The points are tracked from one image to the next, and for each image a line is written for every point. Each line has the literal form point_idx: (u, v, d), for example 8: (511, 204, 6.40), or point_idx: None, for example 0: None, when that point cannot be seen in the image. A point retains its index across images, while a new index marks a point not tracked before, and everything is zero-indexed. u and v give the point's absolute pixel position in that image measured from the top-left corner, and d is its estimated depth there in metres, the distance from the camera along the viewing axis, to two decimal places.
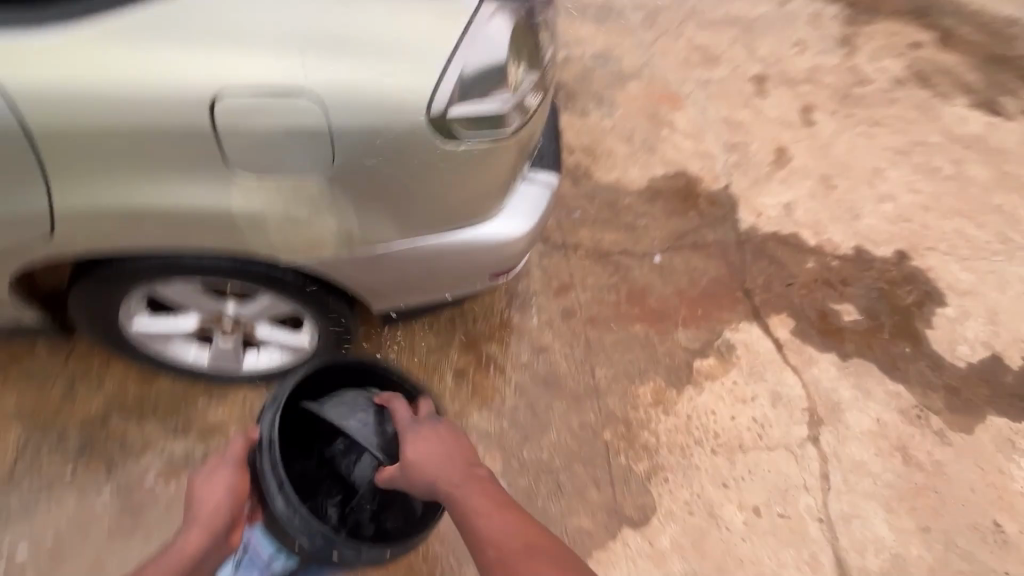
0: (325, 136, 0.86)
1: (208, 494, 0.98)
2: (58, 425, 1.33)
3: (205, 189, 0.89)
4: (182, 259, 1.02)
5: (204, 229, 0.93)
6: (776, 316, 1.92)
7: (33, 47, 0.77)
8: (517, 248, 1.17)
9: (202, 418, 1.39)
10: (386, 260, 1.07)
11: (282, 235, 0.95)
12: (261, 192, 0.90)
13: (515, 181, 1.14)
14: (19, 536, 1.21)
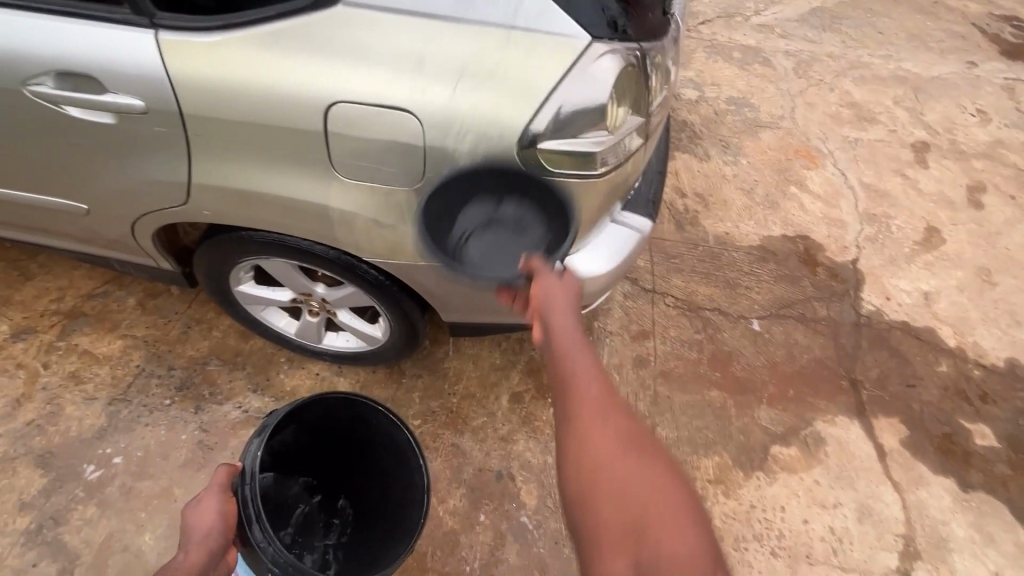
0: (419, 153, 0.91)
1: (199, 522, 0.93)
2: (169, 358, 1.54)
3: (310, 184, 0.98)
4: (284, 241, 1.13)
5: (304, 218, 1.03)
6: (886, 418, 1.67)
7: (200, 44, 0.91)
8: (591, 289, 1.14)
9: (281, 382, 1.54)
10: (458, 276, 1.10)
11: (367, 235, 1.02)
12: (356, 194, 0.97)
13: (603, 221, 1.11)
14: (116, 443, 1.41)
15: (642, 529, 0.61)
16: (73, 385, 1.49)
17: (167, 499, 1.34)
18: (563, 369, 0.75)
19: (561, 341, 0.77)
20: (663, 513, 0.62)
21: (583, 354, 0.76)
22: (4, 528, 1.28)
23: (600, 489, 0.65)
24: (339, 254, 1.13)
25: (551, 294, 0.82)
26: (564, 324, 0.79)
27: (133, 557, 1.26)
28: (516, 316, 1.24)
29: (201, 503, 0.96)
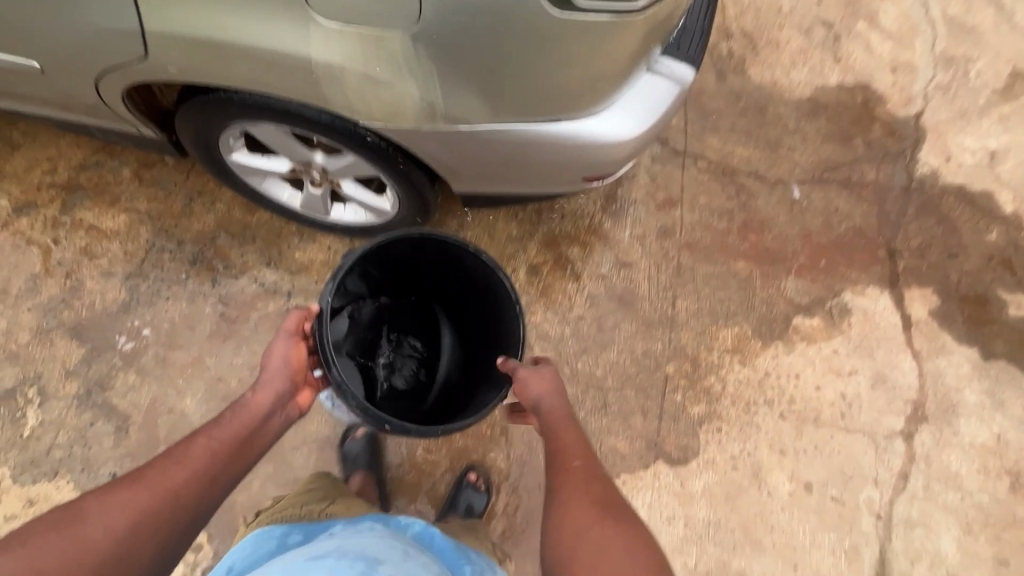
0: None
1: (270, 364, 0.97)
2: (177, 233, 1.50)
3: (285, 29, 0.82)
4: (268, 102, 0.99)
5: (286, 75, 0.88)
6: (918, 289, 1.60)
7: None
8: (619, 154, 1.01)
9: (294, 256, 1.51)
10: (467, 142, 0.97)
11: (361, 95, 0.88)
12: (341, 42, 0.81)
13: (637, 71, 0.94)
14: (141, 316, 1.43)
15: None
16: (88, 260, 1.48)
17: (200, 367, 1.40)
18: (555, 446, 0.91)
19: (553, 426, 0.92)
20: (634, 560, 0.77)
21: (566, 443, 0.91)
22: (55, 392, 1.35)
23: (583, 550, 0.79)
24: (334, 119, 1.00)
25: (537, 386, 0.94)
26: (554, 420, 0.92)
27: (178, 417, 1.35)
28: (531, 184, 1.13)
29: (275, 350, 0.98)
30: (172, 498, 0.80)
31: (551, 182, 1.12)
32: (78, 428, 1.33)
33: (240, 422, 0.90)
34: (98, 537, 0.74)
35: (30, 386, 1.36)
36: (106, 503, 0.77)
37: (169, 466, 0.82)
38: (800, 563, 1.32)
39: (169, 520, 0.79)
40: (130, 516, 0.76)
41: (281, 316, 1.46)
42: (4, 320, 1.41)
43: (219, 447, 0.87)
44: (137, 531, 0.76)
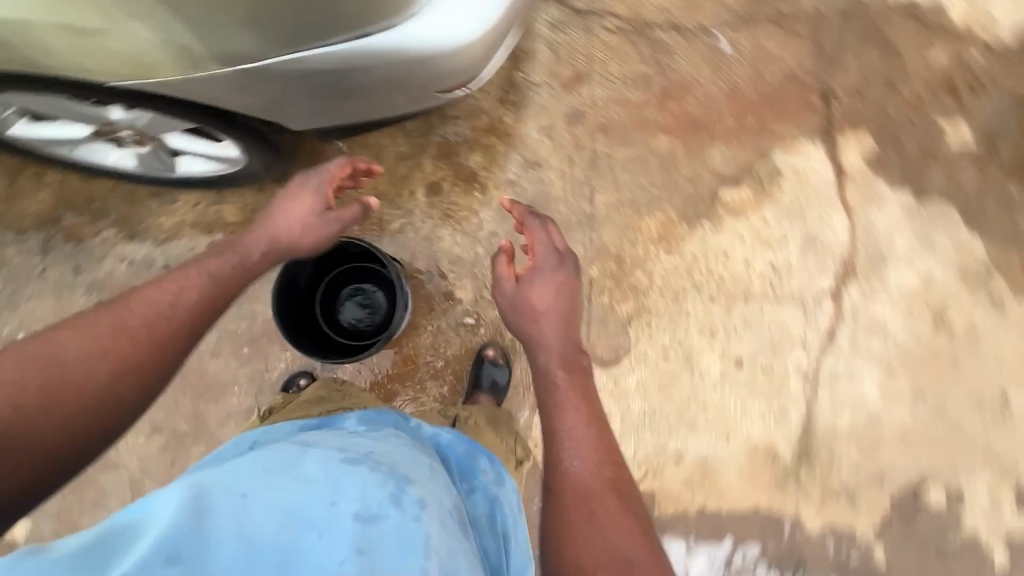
0: None
1: (288, 214, 0.94)
2: (15, 220, 1.30)
3: None
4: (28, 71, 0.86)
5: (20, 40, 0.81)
6: (854, 134, 1.47)
7: None
8: (464, 65, 0.86)
9: (158, 221, 1.32)
10: (256, 79, 0.83)
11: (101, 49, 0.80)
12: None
13: None
14: (10, 322, 1.29)
15: (608, 502, 0.82)
16: None
17: None
18: (563, 338, 0.94)
19: (547, 328, 0.94)
20: (621, 500, 0.83)
21: (571, 329, 0.95)
22: None
23: (583, 450, 0.85)
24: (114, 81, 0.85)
25: (547, 277, 0.96)
26: (555, 314, 0.94)
27: None
28: (390, 107, 0.98)
29: (299, 194, 0.96)
30: (138, 324, 0.78)
31: (404, 100, 0.95)
32: None
33: (241, 258, 0.89)
34: (83, 331, 0.75)
35: None
36: (128, 300, 0.79)
37: (129, 295, 0.80)
38: (733, 433, 1.39)
39: (125, 357, 0.75)
40: (91, 350, 0.74)
41: None
42: None
43: (206, 274, 0.85)
44: (96, 365, 0.73)
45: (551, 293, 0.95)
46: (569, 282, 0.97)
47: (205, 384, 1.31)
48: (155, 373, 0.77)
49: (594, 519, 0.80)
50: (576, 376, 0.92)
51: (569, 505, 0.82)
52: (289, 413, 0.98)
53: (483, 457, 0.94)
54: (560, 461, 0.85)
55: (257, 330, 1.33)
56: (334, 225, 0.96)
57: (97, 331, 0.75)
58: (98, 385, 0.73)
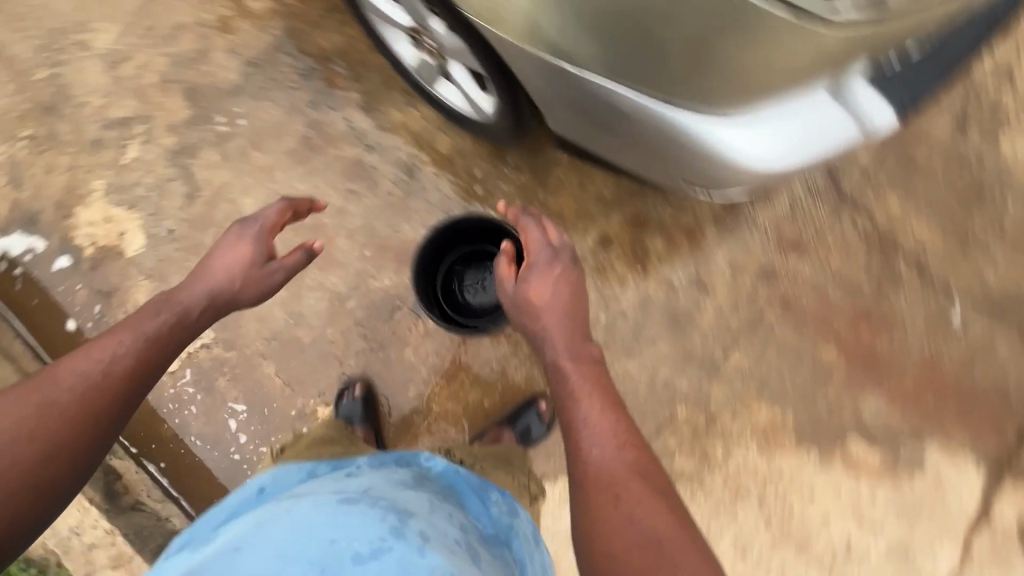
0: None
1: (223, 265, 0.97)
2: (304, 42, 1.51)
3: None
4: None
5: None
6: (1017, 489, 1.31)
7: None
8: (729, 183, 0.87)
9: (391, 113, 1.47)
10: (566, 85, 0.82)
11: None
12: None
13: (792, 99, 0.75)
14: (243, 105, 1.49)
15: (635, 487, 0.74)
16: (220, 31, 1.52)
17: (268, 177, 1.46)
18: (563, 332, 0.88)
19: (546, 321, 0.90)
20: (648, 487, 0.75)
21: (569, 317, 0.90)
22: (156, 139, 1.49)
23: (603, 437, 0.79)
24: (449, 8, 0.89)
25: (545, 270, 0.94)
26: (555, 306, 0.90)
27: (235, 212, 1.46)
28: (626, 154, 1.00)
29: (235, 244, 1.00)
30: (64, 397, 0.76)
31: (639, 156, 0.98)
32: (162, 178, 1.48)
33: (167, 314, 0.88)
34: (12, 404, 0.74)
35: (142, 124, 1.50)
36: (50, 386, 0.76)
37: (42, 374, 0.77)
38: None
39: (52, 440, 0.74)
40: (7, 421, 0.72)
41: (352, 166, 1.46)
42: (142, 55, 1.53)
43: (115, 349, 0.81)
44: (22, 441, 0.72)
45: (545, 289, 0.92)
46: (568, 274, 0.94)
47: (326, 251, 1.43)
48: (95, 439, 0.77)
49: (633, 507, 0.72)
50: (586, 360, 0.87)
51: (595, 500, 0.74)
52: (295, 450, 1.16)
53: (494, 492, 1.01)
54: (581, 454, 0.78)
55: (391, 244, 1.43)
56: (275, 275, 1.01)
57: (32, 404, 0.74)
58: (20, 470, 0.71)
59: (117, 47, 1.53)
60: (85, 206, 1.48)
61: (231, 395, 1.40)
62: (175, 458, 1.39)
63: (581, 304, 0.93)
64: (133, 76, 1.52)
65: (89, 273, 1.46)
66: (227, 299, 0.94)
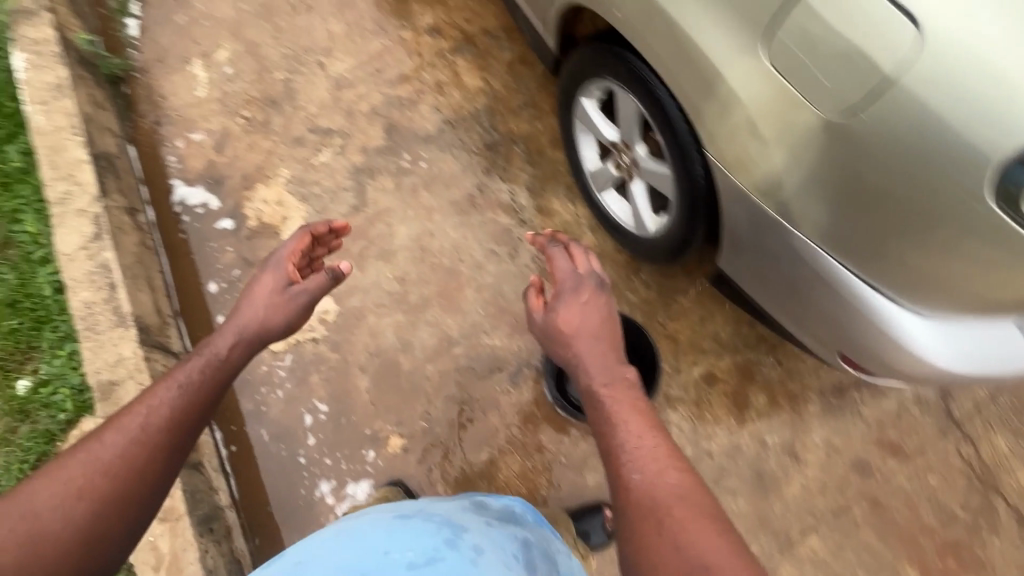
0: (832, 47, 0.67)
1: (253, 298, 1.04)
2: (499, 122, 1.74)
3: (701, 18, 0.80)
4: (651, 80, 1.08)
5: (668, 60, 0.88)
6: None
7: None
8: (890, 369, 0.92)
9: (551, 201, 1.63)
10: (772, 236, 0.91)
11: (716, 123, 0.86)
12: (734, 52, 0.78)
13: (988, 319, 0.81)
14: (429, 152, 1.69)
15: (683, 509, 0.73)
16: (434, 92, 1.78)
17: (428, 216, 1.61)
18: (593, 355, 0.94)
19: (580, 345, 0.95)
20: (700, 510, 0.73)
21: (602, 342, 0.95)
22: (347, 154, 1.69)
23: (642, 459, 0.79)
24: (688, 132, 1.05)
25: (577, 300, 1.00)
26: (585, 335, 0.96)
27: (387, 234, 1.59)
28: (772, 300, 1.07)
29: (267, 276, 1.07)
30: (104, 462, 0.78)
31: (791, 312, 1.05)
32: (338, 186, 1.65)
33: (204, 363, 0.94)
34: (48, 482, 0.76)
35: (340, 138, 1.72)
36: (85, 462, 0.78)
37: (93, 435, 0.81)
38: None
39: (100, 504, 0.76)
40: (56, 482, 0.75)
41: (502, 231, 1.59)
42: (364, 87, 1.79)
43: (165, 398, 0.86)
44: (78, 493, 0.75)
45: (570, 317, 0.98)
46: (600, 304, 1.00)
47: (453, 296, 1.53)
48: (138, 496, 0.79)
49: (677, 532, 0.70)
50: (623, 386, 0.90)
51: (639, 522, 0.73)
52: None
53: (551, 535, 0.97)
54: (622, 473, 0.79)
55: (512, 310, 1.51)
56: (298, 296, 1.05)
57: (76, 475, 0.77)
58: (76, 529, 0.74)
59: (347, 75, 1.81)
60: (267, 186, 1.66)
61: (318, 394, 1.44)
62: (245, 434, 1.43)
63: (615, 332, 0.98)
64: (350, 101, 1.77)
65: (244, 241, 1.60)
66: (257, 330, 1.00)
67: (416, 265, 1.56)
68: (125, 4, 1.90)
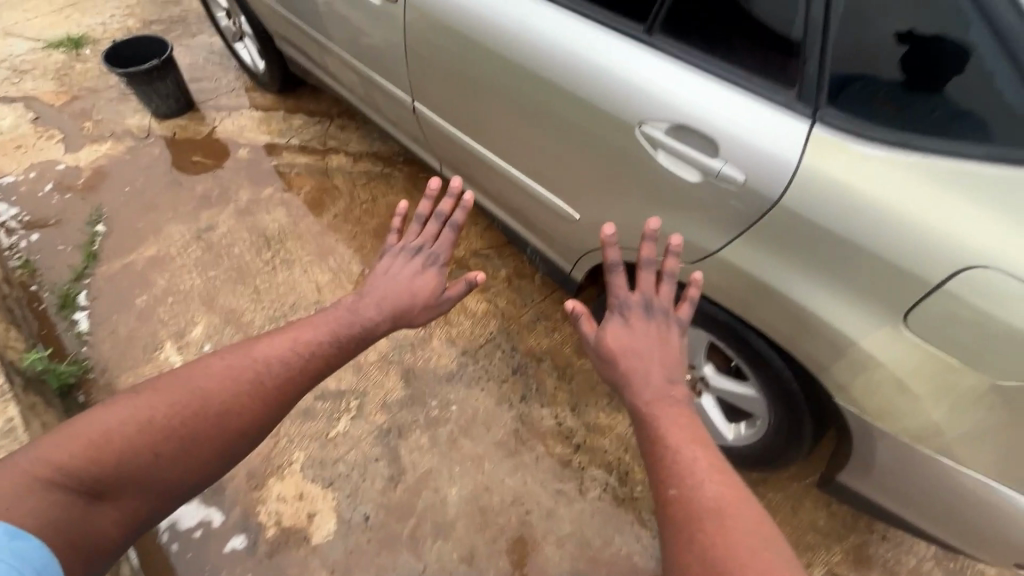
0: (994, 334, 0.69)
1: (400, 279, 1.01)
2: (517, 340, 1.68)
3: (820, 296, 0.83)
4: (721, 318, 1.07)
5: (783, 324, 0.90)
6: None
7: (742, 99, 0.81)
8: None
9: (597, 415, 1.54)
10: (928, 471, 0.88)
11: (853, 380, 0.86)
12: (868, 327, 0.80)
13: None
14: (455, 391, 1.57)
15: (719, 522, 0.66)
16: (442, 323, 1.71)
17: (476, 467, 1.45)
18: (639, 366, 0.84)
19: (627, 361, 0.85)
20: (761, 542, 0.64)
21: (655, 351, 0.86)
22: (367, 415, 1.52)
23: (679, 474, 0.72)
24: (727, 316, 1.06)
25: (628, 317, 0.89)
26: (637, 351, 0.86)
27: (437, 501, 1.39)
28: (923, 518, 0.99)
29: (418, 262, 1.03)
30: (214, 407, 0.81)
31: (944, 530, 0.97)
32: (366, 457, 1.45)
33: (356, 321, 0.95)
34: (174, 391, 0.81)
35: (354, 398, 1.55)
36: (202, 395, 0.82)
37: (221, 360, 0.86)
38: None
39: (199, 446, 0.79)
40: (185, 403, 0.80)
41: (560, 463, 1.46)
42: None
43: (304, 342, 0.91)
44: (164, 433, 0.77)
45: (621, 334, 0.88)
46: (660, 322, 0.88)
47: (531, 561, 1.33)
48: (222, 458, 0.81)
49: (713, 555, 0.63)
50: (666, 401, 0.81)
51: (685, 535, 0.67)
52: None
53: None
54: (659, 487, 0.73)
55: (603, 559, 1.34)
56: (447, 306, 1.01)
57: (202, 402, 0.81)
58: (168, 468, 0.77)
59: None
60: (280, 478, 1.42)
61: None
62: None
63: (674, 345, 0.87)
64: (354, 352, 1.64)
65: (264, 562, 1.31)
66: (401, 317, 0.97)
67: (480, 533, 1.36)
68: (71, 297, 1.74)
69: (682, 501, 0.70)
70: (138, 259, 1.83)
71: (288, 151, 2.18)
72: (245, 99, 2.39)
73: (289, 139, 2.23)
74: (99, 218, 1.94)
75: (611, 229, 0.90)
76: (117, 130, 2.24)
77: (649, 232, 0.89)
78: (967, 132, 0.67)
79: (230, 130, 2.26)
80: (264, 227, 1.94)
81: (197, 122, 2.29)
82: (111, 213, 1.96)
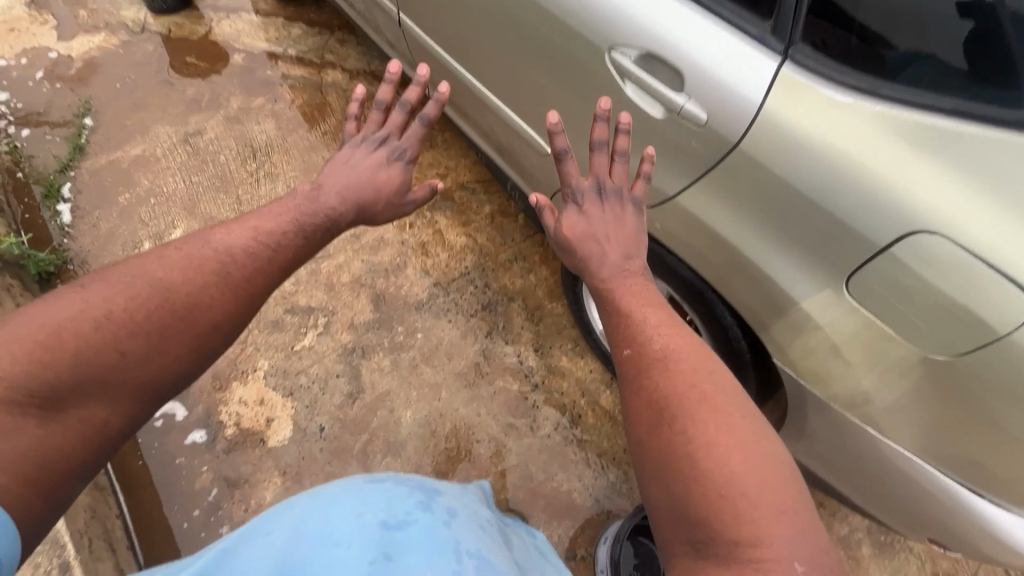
0: (927, 301, 0.66)
1: (361, 170, 0.95)
2: (491, 277, 1.67)
3: (768, 249, 0.79)
4: (677, 270, 1.04)
5: (729, 278, 0.88)
6: None
7: (716, 28, 0.75)
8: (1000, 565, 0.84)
9: (559, 358, 1.55)
10: (851, 440, 0.88)
11: (789, 341, 0.84)
12: (809, 287, 0.77)
13: None
14: (422, 320, 1.59)
15: (668, 370, 0.69)
16: (418, 252, 1.70)
17: (434, 394, 1.48)
18: (588, 249, 0.84)
19: (579, 244, 0.84)
20: (720, 398, 0.65)
21: (609, 234, 0.84)
22: (334, 334, 1.55)
23: (631, 334, 0.74)
24: (693, 277, 1.01)
25: (582, 204, 0.86)
26: (591, 236, 0.84)
27: (392, 422, 1.44)
28: (846, 485, 0.99)
29: (382, 153, 0.96)
30: (182, 300, 0.72)
31: (864, 498, 0.98)
32: (328, 373, 1.49)
33: (319, 210, 0.90)
34: (127, 288, 0.70)
35: (322, 317, 1.57)
36: (166, 288, 0.72)
37: (184, 254, 0.77)
38: None
39: (173, 342, 0.71)
40: (146, 297, 0.70)
41: (517, 399, 1.49)
42: (342, 256, 1.67)
43: (268, 231, 0.84)
44: (126, 330, 0.67)
45: (573, 219, 0.85)
46: (614, 204, 0.85)
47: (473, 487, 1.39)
48: (196, 358, 0.73)
49: (658, 396, 0.67)
50: (625, 276, 0.81)
51: (638, 382, 0.70)
52: None
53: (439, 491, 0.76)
54: (614, 350, 0.75)
55: (543, 492, 1.39)
56: (410, 207, 0.99)
57: (165, 296, 0.72)
58: (139, 369, 0.68)
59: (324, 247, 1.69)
60: (243, 383, 1.47)
61: None
62: None
63: (631, 226, 0.85)
64: (328, 272, 1.64)
65: (222, 457, 1.39)
66: (361, 212, 0.94)
67: (429, 455, 1.41)
68: (56, 188, 1.75)
69: (637, 356, 0.71)
70: (123, 156, 1.82)
71: (285, 61, 2.10)
72: (246, 2, 2.28)
73: (287, 48, 2.14)
74: (87, 111, 1.92)
75: (555, 117, 0.81)
76: (112, 21, 2.17)
77: (598, 113, 0.80)
78: (937, 84, 0.62)
79: (227, 33, 2.17)
80: (251, 137, 1.90)
81: (194, 21, 2.20)
82: (100, 107, 1.94)
